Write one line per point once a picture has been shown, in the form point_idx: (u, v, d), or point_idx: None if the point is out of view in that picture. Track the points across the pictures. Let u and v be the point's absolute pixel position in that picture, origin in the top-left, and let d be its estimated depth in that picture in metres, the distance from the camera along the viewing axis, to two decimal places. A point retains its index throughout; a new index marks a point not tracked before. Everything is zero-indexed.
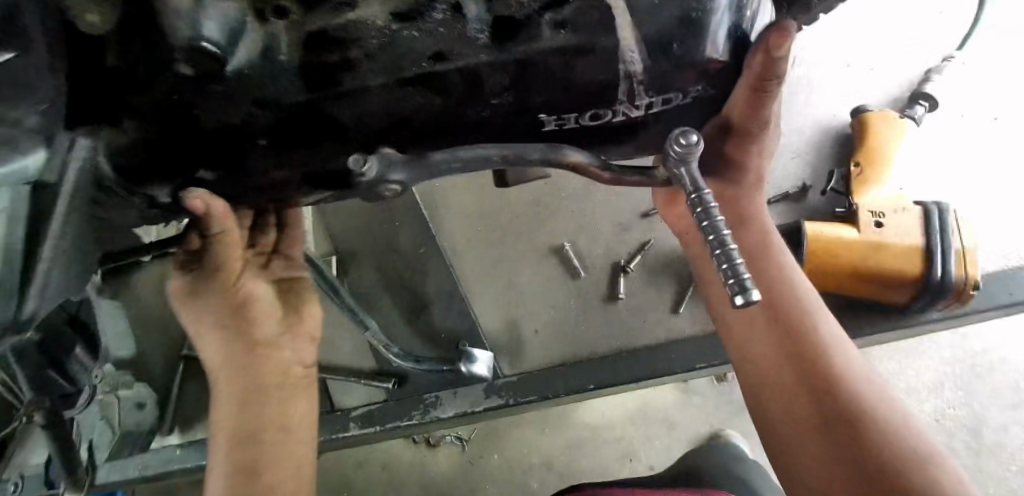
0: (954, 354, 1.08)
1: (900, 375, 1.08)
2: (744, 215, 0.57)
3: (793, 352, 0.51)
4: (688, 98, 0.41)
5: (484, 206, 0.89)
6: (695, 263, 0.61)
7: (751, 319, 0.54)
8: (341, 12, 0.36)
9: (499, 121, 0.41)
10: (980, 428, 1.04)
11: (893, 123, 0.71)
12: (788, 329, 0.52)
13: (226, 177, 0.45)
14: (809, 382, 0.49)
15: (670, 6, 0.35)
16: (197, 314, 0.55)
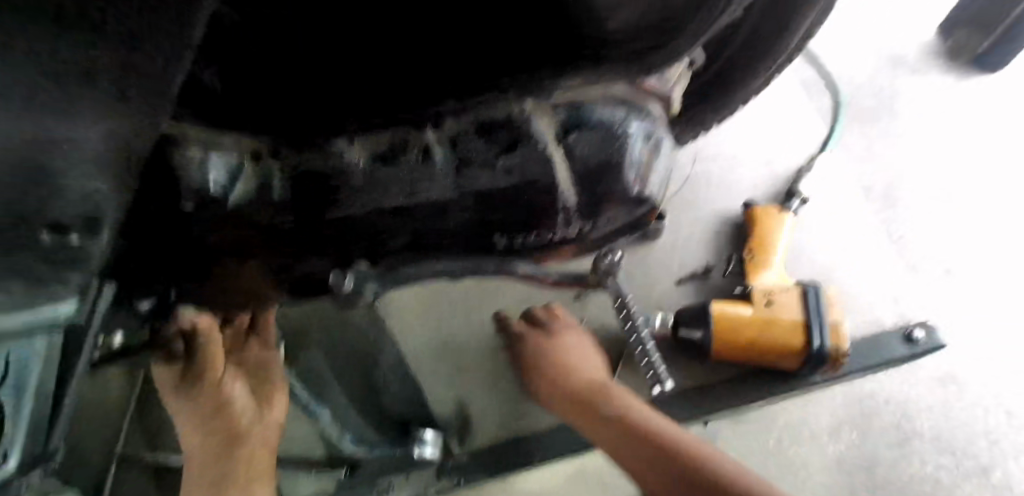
0: (849, 399, 1.21)
1: (804, 422, 1.19)
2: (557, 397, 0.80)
3: (635, 436, 0.70)
4: (611, 217, 0.50)
5: (436, 295, 0.94)
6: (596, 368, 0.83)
7: (603, 428, 0.73)
8: (325, 156, 0.41)
9: (459, 239, 0.48)
10: (876, 467, 1.17)
11: (778, 218, 0.85)
12: (631, 418, 0.73)
13: (200, 290, 0.48)
14: (660, 452, 0.67)
15: (596, 152, 0.44)
16: (188, 408, 0.65)
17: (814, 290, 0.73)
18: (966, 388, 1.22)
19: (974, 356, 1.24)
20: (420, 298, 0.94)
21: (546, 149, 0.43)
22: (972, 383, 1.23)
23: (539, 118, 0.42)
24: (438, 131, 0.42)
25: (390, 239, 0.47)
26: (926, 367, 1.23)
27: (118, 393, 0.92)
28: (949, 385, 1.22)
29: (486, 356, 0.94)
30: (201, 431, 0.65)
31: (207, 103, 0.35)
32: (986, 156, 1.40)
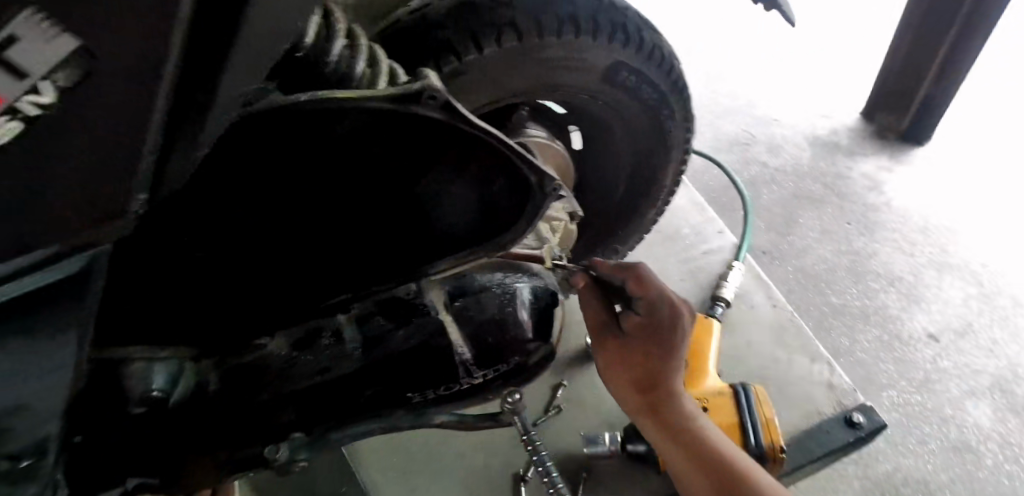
0: (864, 488, 1.15)
1: None
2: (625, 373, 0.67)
3: (670, 425, 0.66)
4: (512, 362, 0.57)
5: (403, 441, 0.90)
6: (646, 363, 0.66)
7: (636, 403, 0.67)
8: (254, 350, 0.51)
9: (377, 404, 0.54)
10: None
11: (707, 323, 0.87)
12: (670, 411, 0.66)
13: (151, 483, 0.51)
14: (696, 455, 0.65)
15: (479, 311, 0.54)
16: None
17: (744, 390, 0.77)
18: (983, 454, 1.22)
19: (971, 421, 1.27)
20: (388, 446, 0.90)
21: (437, 315, 0.53)
22: (983, 450, 1.23)
23: (428, 292, 0.53)
24: (347, 315, 0.52)
25: (316, 412, 0.54)
26: (935, 439, 1.23)
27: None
28: (967, 453, 1.22)
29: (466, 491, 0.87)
30: None
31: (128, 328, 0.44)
32: (925, 230, 1.55)
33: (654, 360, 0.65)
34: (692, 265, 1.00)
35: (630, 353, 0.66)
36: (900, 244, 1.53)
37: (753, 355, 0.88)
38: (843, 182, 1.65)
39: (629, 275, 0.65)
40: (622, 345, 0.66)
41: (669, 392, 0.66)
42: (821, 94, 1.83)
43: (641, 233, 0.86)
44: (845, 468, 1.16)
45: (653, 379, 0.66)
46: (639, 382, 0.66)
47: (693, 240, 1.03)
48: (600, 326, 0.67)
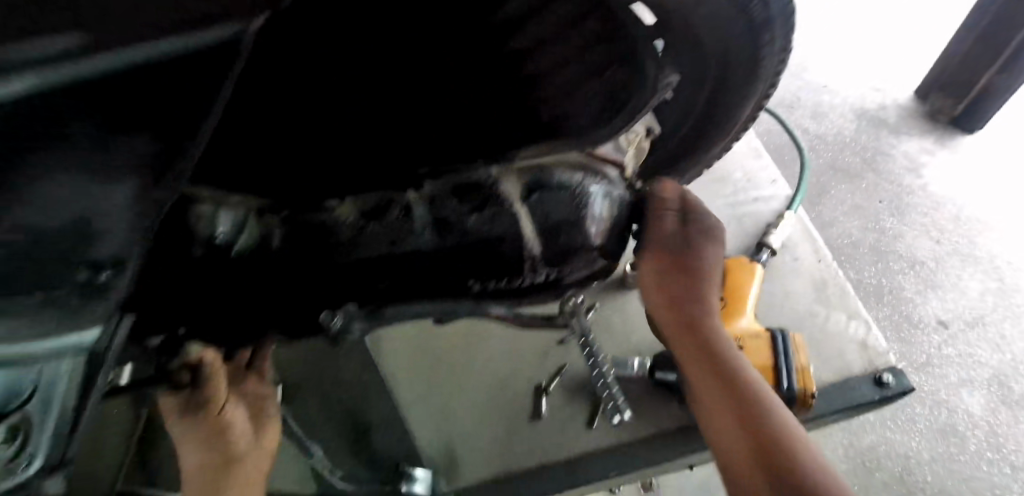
0: (844, 451, 1.26)
1: None
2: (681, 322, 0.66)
3: (724, 393, 0.63)
4: (578, 265, 0.54)
5: (429, 339, 0.92)
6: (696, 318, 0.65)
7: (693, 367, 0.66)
8: (322, 213, 0.49)
9: (437, 287, 0.53)
10: None
11: (750, 267, 0.86)
12: (723, 376, 0.64)
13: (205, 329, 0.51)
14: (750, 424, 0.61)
15: (554, 208, 0.51)
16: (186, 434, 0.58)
17: (782, 337, 0.77)
18: (967, 438, 1.29)
19: (963, 407, 1.33)
20: (413, 343, 0.92)
21: (511, 206, 0.50)
22: (968, 437, 1.29)
23: (503, 181, 0.50)
24: (418, 192, 0.50)
25: (375, 286, 0.52)
26: (924, 420, 1.31)
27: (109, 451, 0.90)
28: (952, 437, 1.29)
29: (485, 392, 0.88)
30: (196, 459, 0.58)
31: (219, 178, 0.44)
32: (953, 220, 1.54)
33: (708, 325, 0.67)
34: (739, 210, 0.96)
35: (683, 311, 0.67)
36: (928, 229, 1.52)
37: (790, 304, 0.87)
38: (884, 159, 1.62)
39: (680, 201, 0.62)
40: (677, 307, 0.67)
41: (723, 358, 0.65)
42: (878, 63, 1.75)
43: (706, 165, 0.80)
44: (836, 428, 1.28)
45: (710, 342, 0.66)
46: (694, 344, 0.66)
47: (744, 185, 1.00)
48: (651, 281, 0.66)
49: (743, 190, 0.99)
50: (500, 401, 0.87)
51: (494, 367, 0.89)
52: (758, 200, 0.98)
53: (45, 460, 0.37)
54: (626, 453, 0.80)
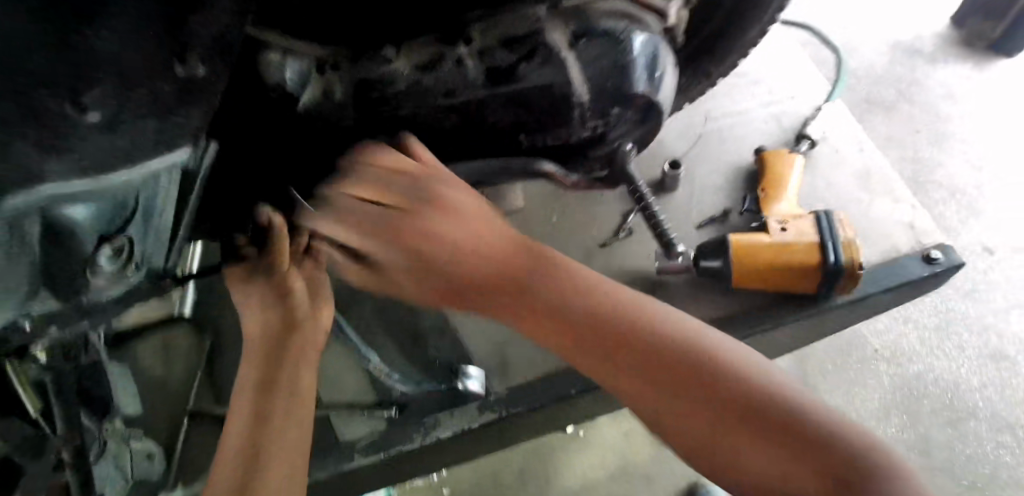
0: (892, 382, 1.19)
1: (851, 406, 1.17)
2: (538, 301, 0.50)
3: (622, 359, 0.48)
4: (621, 116, 0.58)
5: None
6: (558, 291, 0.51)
7: (551, 339, 0.51)
8: (380, 66, 0.50)
9: (491, 140, 0.57)
10: (930, 449, 1.13)
11: (790, 159, 0.86)
12: (608, 334, 0.49)
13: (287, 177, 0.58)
14: (679, 381, 0.46)
15: (601, 58, 0.53)
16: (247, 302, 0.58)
17: (825, 215, 0.77)
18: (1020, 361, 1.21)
19: (1012, 331, 1.25)
20: None
21: (562, 55, 0.51)
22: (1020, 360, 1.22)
23: (551, 29, 0.51)
24: (469, 46, 0.51)
25: (436, 140, 0.56)
26: (972, 345, 1.23)
27: (181, 375, 0.94)
28: (1002, 361, 1.21)
29: None
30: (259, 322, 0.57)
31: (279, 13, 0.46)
32: (996, 145, 1.46)
33: (500, 264, 0.52)
34: (775, 109, 0.96)
35: (509, 270, 0.51)
36: (967, 154, 1.46)
37: (833, 194, 0.87)
38: (918, 85, 1.56)
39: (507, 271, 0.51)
40: (476, 258, 0.52)
41: (600, 328, 0.49)
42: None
43: (741, 54, 0.82)
44: (880, 360, 1.21)
45: (564, 306, 0.50)
46: (537, 311, 0.50)
47: (781, 86, 0.99)
48: (422, 235, 0.51)
49: (779, 88, 0.99)
50: None
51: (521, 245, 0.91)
52: (795, 100, 0.97)
53: (150, 269, 0.44)
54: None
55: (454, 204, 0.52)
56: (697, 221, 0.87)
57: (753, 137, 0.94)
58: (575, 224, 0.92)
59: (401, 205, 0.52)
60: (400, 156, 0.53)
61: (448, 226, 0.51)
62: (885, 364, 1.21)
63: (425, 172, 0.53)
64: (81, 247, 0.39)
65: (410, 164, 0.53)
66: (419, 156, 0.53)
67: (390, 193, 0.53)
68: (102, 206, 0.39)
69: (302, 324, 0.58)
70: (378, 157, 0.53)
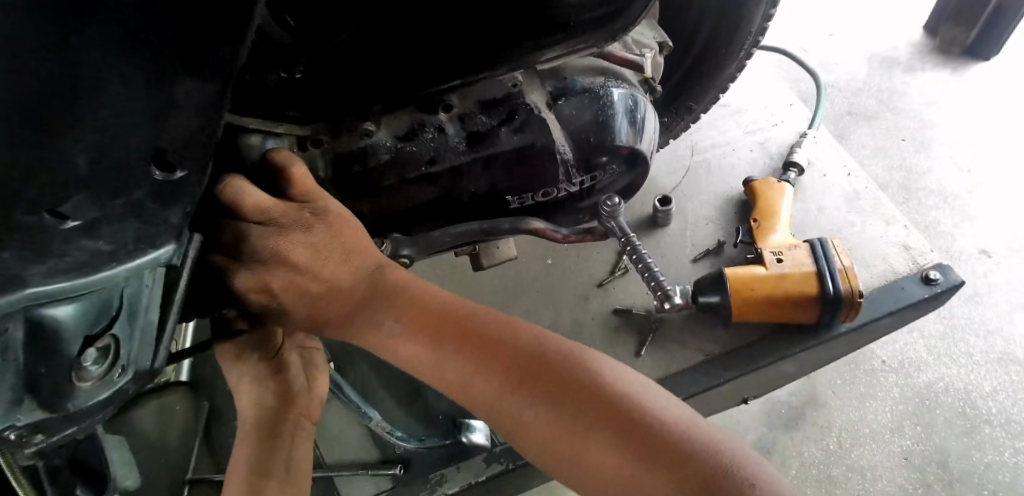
0: (903, 392, 1.16)
1: (863, 420, 1.13)
2: (432, 326, 0.48)
3: (532, 384, 0.44)
4: (606, 170, 0.58)
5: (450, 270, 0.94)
6: (457, 312, 0.49)
7: (456, 368, 0.47)
8: (362, 140, 0.51)
9: (478, 202, 0.56)
10: (948, 461, 1.09)
11: (779, 187, 0.86)
12: (524, 365, 0.45)
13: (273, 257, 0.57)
14: (588, 413, 0.42)
15: (580, 114, 0.53)
16: (241, 382, 0.56)
17: (820, 242, 0.77)
18: None
19: (1019, 334, 1.23)
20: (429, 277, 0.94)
21: (540, 114, 0.52)
22: None
23: (529, 91, 0.52)
24: (449, 113, 0.51)
25: (421, 207, 0.55)
26: (980, 351, 1.21)
27: (180, 442, 0.92)
28: (1011, 365, 1.19)
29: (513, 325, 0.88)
30: (255, 400, 0.56)
31: (262, 100, 0.48)
32: (983, 148, 1.46)
33: (385, 289, 0.49)
34: (760, 137, 0.97)
35: (416, 304, 0.49)
36: (954, 157, 1.45)
37: (825, 219, 0.87)
38: (899, 93, 1.57)
39: (397, 300, 0.49)
40: (356, 292, 0.49)
41: (500, 357, 0.46)
42: (879, 13, 1.72)
43: (722, 86, 0.81)
44: (887, 371, 1.18)
45: (473, 325, 0.48)
46: (444, 336, 0.48)
47: (764, 113, 1.00)
48: (289, 273, 0.47)
49: (761, 116, 1.00)
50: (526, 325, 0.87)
51: (515, 292, 0.90)
52: (778, 126, 0.98)
53: (141, 367, 0.40)
54: (688, 375, 0.79)
55: (332, 241, 0.48)
56: (692, 255, 0.86)
57: (739, 166, 0.94)
58: (570, 267, 0.91)
59: (262, 249, 0.45)
60: (265, 196, 0.45)
61: (331, 270, 0.48)
62: (893, 375, 1.18)
63: (295, 216, 0.46)
64: (66, 348, 0.37)
65: (273, 207, 0.45)
66: (297, 196, 0.46)
67: (249, 233, 0.45)
68: (89, 304, 0.38)
69: (300, 399, 0.57)
70: (235, 201, 0.43)
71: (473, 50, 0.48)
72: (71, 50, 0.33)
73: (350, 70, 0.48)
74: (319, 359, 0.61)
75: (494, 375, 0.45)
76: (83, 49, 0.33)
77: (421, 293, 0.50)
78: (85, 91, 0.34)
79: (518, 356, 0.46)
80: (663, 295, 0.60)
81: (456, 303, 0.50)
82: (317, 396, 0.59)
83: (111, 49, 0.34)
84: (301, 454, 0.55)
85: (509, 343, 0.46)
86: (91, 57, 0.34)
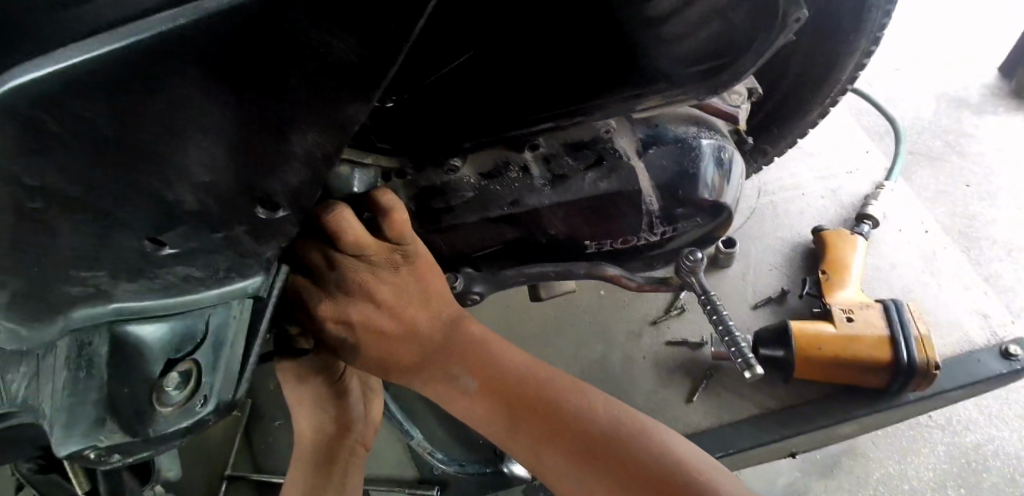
0: (949, 451, 1.09)
1: (904, 476, 1.07)
2: (492, 379, 0.48)
3: (585, 452, 0.44)
4: (691, 222, 0.55)
5: (501, 297, 0.93)
6: (515, 369, 0.49)
7: (513, 425, 0.47)
8: (448, 175, 0.51)
9: (556, 245, 0.55)
10: None
11: (851, 240, 0.83)
12: (578, 429, 0.45)
13: None
14: (641, 485, 0.42)
15: (669, 166, 0.51)
16: (300, 404, 0.56)
17: (895, 305, 0.73)
18: None
19: None
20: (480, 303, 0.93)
21: (628, 161, 0.51)
22: None
23: (619, 136, 0.51)
24: (535, 153, 0.51)
25: (496, 245, 0.55)
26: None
27: (220, 436, 0.93)
28: None
29: (562, 358, 0.85)
30: (314, 423, 0.56)
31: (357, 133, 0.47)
32: None
33: (448, 340, 0.49)
34: (832, 184, 0.94)
35: (476, 358, 0.49)
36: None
37: (897, 279, 0.83)
38: (967, 135, 1.48)
39: (460, 350, 0.49)
40: (434, 341, 0.49)
41: (556, 422, 0.46)
42: (950, 50, 1.64)
43: (801, 132, 0.79)
44: (934, 427, 1.11)
45: (528, 384, 0.48)
46: (501, 395, 0.48)
47: (837, 159, 0.97)
48: (369, 308, 0.47)
49: (832, 162, 0.96)
50: (575, 356, 0.85)
51: (567, 322, 0.88)
52: (851, 174, 0.95)
53: (221, 399, 0.38)
54: (742, 427, 0.76)
55: (421, 286, 0.48)
56: (753, 301, 0.84)
57: (807, 212, 0.91)
58: (624, 301, 0.90)
59: (356, 284, 0.46)
60: (363, 233, 0.43)
61: (407, 311, 0.48)
62: (939, 433, 1.10)
63: (384, 258, 0.45)
64: (148, 369, 0.37)
65: (369, 246, 0.44)
66: (392, 239, 0.44)
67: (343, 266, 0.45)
68: (175, 325, 0.38)
69: (355, 426, 0.57)
70: (337, 234, 0.42)
71: (553, 95, 0.47)
72: (79, 94, 0.27)
73: (441, 104, 0.46)
74: (376, 382, 0.61)
75: (547, 442, 0.45)
76: (94, 94, 0.27)
77: (483, 342, 0.50)
78: (114, 135, 0.29)
79: (572, 421, 0.46)
80: (740, 358, 0.58)
81: (513, 359, 0.50)
82: (375, 420, 0.59)
83: (129, 94, 0.28)
84: (355, 479, 0.55)
85: (563, 405, 0.46)
86: (105, 98, 0.28)
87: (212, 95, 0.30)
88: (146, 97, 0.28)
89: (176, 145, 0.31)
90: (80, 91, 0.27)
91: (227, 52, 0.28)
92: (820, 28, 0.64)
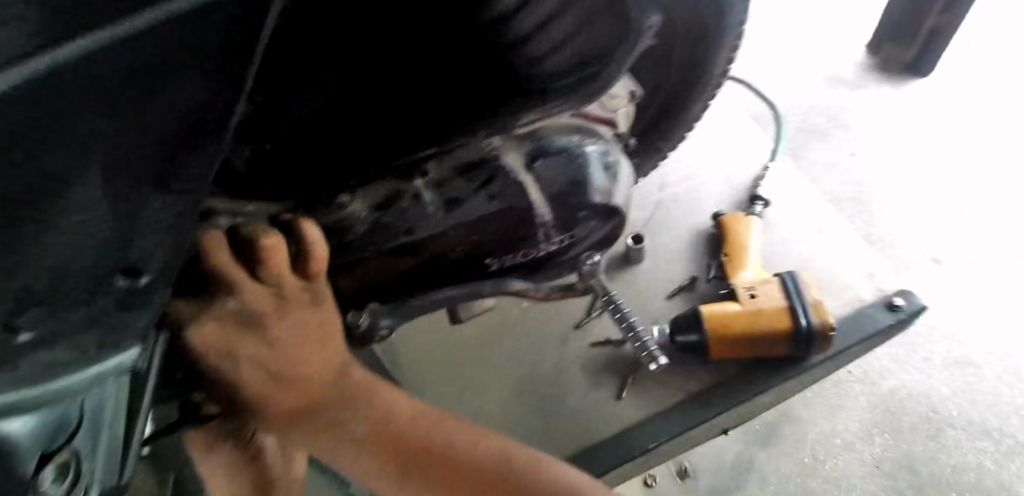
0: (869, 399, 1.17)
1: (834, 431, 1.14)
2: (393, 435, 0.49)
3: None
4: (586, 227, 0.57)
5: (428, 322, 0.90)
6: (416, 421, 0.50)
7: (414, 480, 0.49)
8: (337, 212, 0.49)
9: (459, 266, 0.55)
10: (915, 466, 1.11)
11: (746, 221, 0.88)
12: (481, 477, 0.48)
13: None
14: None
15: (558, 176, 0.52)
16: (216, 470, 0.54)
17: (791, 277, 0.77)
18: (983, 367, 1.21)
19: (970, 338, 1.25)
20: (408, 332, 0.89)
21: (517, 176, 0.51)
22: (983, 365, 1.22)
23: (506, 154, 0.51)
24: (424, 179, 0.50)
25: (397, 276, 0.54)
26: (938, 355, 1.22)
27: None
28: (968, 368, 1.21)
29: (493, 377, 0.85)
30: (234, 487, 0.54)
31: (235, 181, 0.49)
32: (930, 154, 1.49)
33: (349, 399, 0.50)
34: (725, 170, 0.99)
35: (377, 416, 0.50)
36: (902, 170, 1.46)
37: (791, 251, 0.89)
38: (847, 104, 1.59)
39: (359, 407, 0.50)
40: (323, 382, 0.49)
41: (460, 473, 0.49)
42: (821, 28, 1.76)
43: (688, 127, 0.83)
44: (854, 379, 1.19)
45: (430, 438, 0.50)
46: (400, 451, 0.49)
47: (727, 145, 1.02)
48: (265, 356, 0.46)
49: (723, 149, 1.02)
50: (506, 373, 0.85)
51: (495, 339, 0.88)
52: (740, 158, 1.01)
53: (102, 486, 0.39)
54: (671, 416, 0.79)
55: (318, 332, 0.48)
56: (667, 291, 0.87)
57: (706, 199, 0.96)
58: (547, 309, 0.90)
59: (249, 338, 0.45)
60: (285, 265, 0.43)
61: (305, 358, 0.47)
62: (859, 384, 1.18)
63: (296, 294, 0.45)
64: (21, 469, 0.33)
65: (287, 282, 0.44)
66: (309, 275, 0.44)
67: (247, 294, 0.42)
68: (47, 416, 0.35)
69: (278, 484, 0.54)
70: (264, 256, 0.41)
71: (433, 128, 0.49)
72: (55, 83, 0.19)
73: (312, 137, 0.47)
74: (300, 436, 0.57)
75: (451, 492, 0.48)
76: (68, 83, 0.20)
77: (381, 395, 0.51)
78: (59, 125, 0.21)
79: (475, 469, 0.49)
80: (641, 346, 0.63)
81: (411, 409, 0.51)
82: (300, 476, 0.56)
83: (98, 85, 0.21)
84: None
85: (465, 454, 0.49)
86: (74, 89, 0.20)
87: (192, 86, 0.24)
88: (117, 89, 0.22)
89: (119, 143, 0.24)
90: (62, 77, 0.19)
91: (238, 51, 0.23)
92: (685, 31, 0.67)
